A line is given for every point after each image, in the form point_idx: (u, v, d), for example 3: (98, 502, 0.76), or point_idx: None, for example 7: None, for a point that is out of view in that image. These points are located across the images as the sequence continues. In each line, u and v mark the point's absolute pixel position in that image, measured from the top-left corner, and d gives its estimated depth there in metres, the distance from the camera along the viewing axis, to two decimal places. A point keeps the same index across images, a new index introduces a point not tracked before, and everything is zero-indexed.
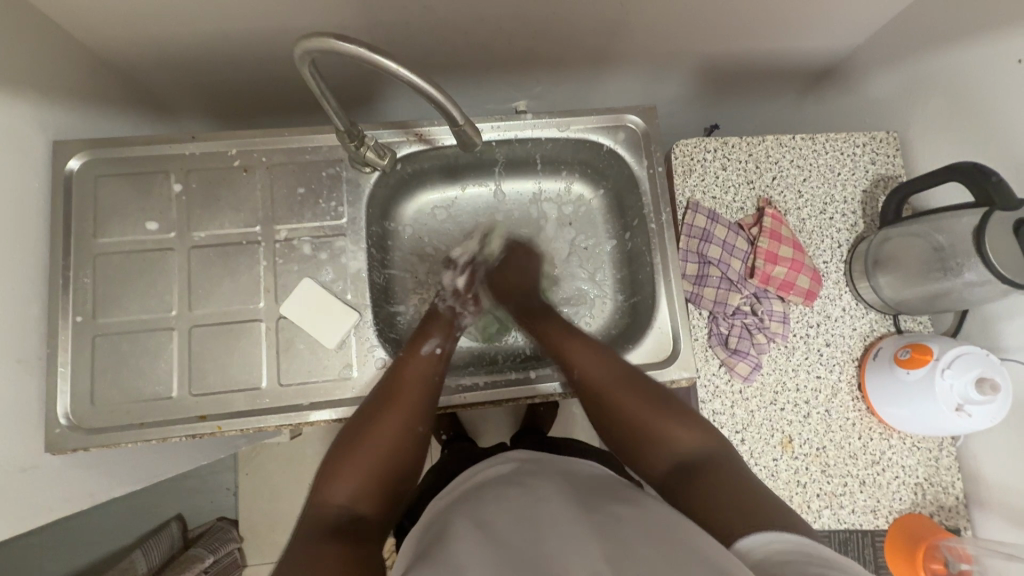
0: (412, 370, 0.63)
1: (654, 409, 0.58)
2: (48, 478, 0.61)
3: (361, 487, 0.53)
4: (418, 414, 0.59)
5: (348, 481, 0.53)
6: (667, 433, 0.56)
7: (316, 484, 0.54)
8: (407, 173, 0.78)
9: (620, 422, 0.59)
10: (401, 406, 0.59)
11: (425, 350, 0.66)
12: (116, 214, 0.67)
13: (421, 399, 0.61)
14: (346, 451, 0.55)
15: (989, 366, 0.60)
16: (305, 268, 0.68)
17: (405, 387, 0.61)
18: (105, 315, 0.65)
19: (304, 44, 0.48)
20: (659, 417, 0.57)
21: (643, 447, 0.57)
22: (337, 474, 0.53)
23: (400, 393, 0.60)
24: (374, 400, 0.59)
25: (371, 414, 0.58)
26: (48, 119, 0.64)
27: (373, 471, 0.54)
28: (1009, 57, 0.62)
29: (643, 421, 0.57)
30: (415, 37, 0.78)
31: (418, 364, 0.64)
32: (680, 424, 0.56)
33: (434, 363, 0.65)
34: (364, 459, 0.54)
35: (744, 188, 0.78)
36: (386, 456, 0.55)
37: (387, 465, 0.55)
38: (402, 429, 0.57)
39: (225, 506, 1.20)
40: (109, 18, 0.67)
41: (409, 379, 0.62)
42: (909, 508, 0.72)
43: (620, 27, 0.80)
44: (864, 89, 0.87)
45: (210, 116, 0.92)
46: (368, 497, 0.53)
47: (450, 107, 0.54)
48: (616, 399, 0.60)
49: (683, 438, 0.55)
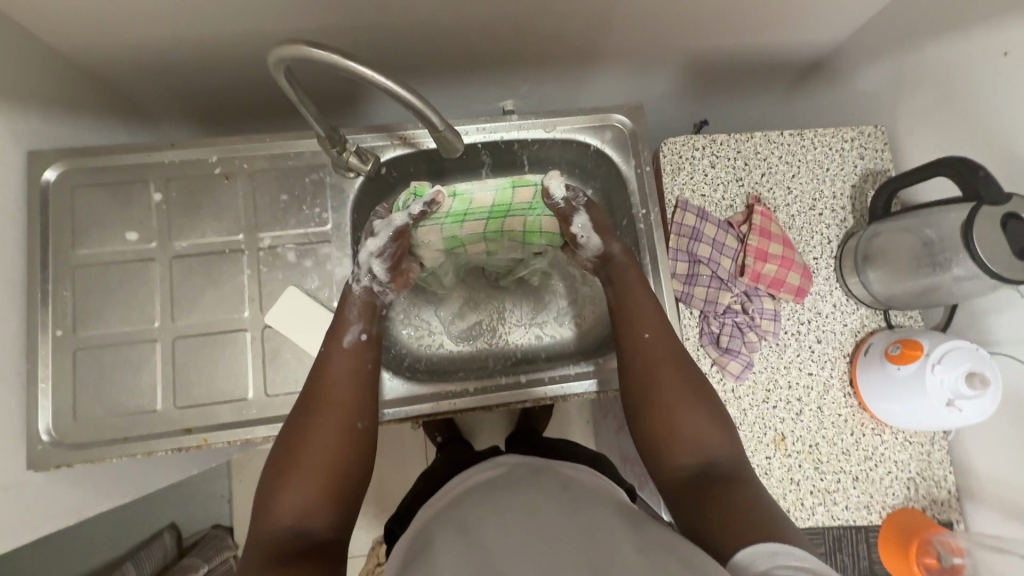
0: (337, 367, 0.60)
1: (697, 401, 0.58)
2: (32, 495, 0.60)
3: (305, 501, 0.51)
4: (351, 411, 0.58)
5: (289, 499, 0.51)
6: (708, 431, 0.56)
7: (258, 512, 0.52)
8: (393, 177, 0.77)
9: (657, 400, 0.59)
10: (330, 407, 0.57)
11: (347, 341, 0.63)
12: (95, 225, 0.66)
13: (351, 397, 0.59)
14: (282, 470, 0.53)
15: (980, 360, 0.60)
16: (290, 276, 0.67)
17: (332, 387, 0.59)
18: (86, 328, 0.63)
19: (279, 52, 0.47)
20: (704, 411, 0.58)
21: (670, 438, 0.56)
22: (276, 495, 0.51)
23: (329, 398, 0.58)
24: (302, 408, 0.58)
25: (301, 421, 0.56)
26: (22, 128, 0.63)
27: (314, 481, 0.52)
28: (996, 51, 0.62)
29: (682, 410, 0.58)
30: (398, 39, 0.76)
31: (343, 357, 0.61)
32: (717, 427, 0.57)
33: (363, 351, 0.63)
34: (300, 474, 0.52)
35: (732, 185, 0.78)
36: (325, 464, 0.54)
37: (329, 472, 0.53)
38: (336, 432, 0.56)
39: (219, 514, 1.20)
40: (83, 24, 0.65)
41: (333, 376, 0.60)
42: (903, 502, 0.72)
43: (606, 25, 0.79)
44: (852, 83, 0.87)
45: (192, 121, 0.91)
46: (316, 509, 0.51)
47: (429, 113, 0.53)
48: (664, 378, 0.60)
49: (715, 443, 0.56)
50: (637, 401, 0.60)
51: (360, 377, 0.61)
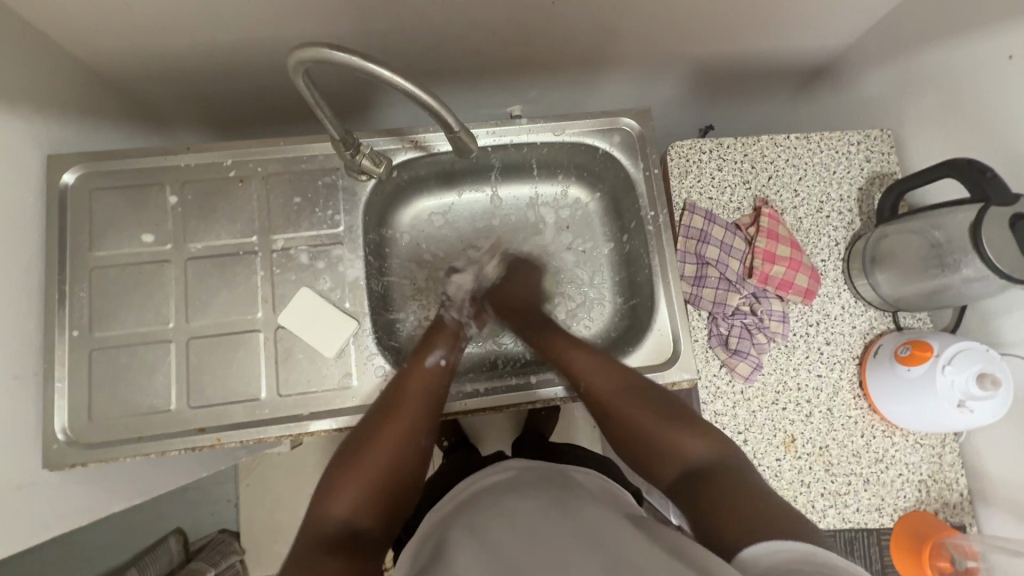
0: (417, 382, 0.63)
1: (664, 419, 0.58)
2: (46, 494, 0.60)
3: (362, 500, 0.53)
4: (420, 426, 0.59)
5: (348, 493, 0.53)
6: (673, 441, 0.56)
7: (316, 497, 0.54)
8: (404, 180, 0.78)
9: (626, 432, 0.60)
10: (405, 420, 0.59)
11: (430, 362, 0.66)
12: (112, 226, 0.67)
13: (425, 413, 0.60)
14: (345, 467, 0.55)
15: (990, 361, 0.60)
16: (302, 277, 0.68)
17: (409, 399, 0.61)
18: (101, 329, 0.64)
19: (299, 54, 0.48)
20: (669, 426, 0.57)
21: (650, 457, 0.57)
22: (336, 486, 0.53)
23: (403, 408, 0.60)
24: (377, 413, 0.59)
25: (373, 426, 0.58)
26: (42, 132, 0.64)
27: (374, 484, 0.54)
28: (1001, 54, 0.63)
29: (649, 430, 0.58)
30: (408, 45, 0.78)
31: (423, 374, 0.64)
32: (687, 436, 0.56)
33: (439, 374, 0.65)
34: (364, 471, 0.54)
35: (740, 188, 0.78)
36: (390, 474, 0.55)
37: (388, 479, 0.55)
38: (405, 440, 0.57)
39: (226, 518, 1.20)
40: (102, 30, 0.67)
41: (413, 390, 0.62)
42: (914, 505, 0.72)
43: (614, 30, 0.80)
44: (857, 87, 0.88)
45: (205, 126, 0.92)
46: (369, 511, 0.53)
47: (445, 114, 0.54)
48: (624, 410, 0.60)
49: (690, 447, 0.55)
50: (614, 437, 0.61)
51: (433, 396, 0.63)
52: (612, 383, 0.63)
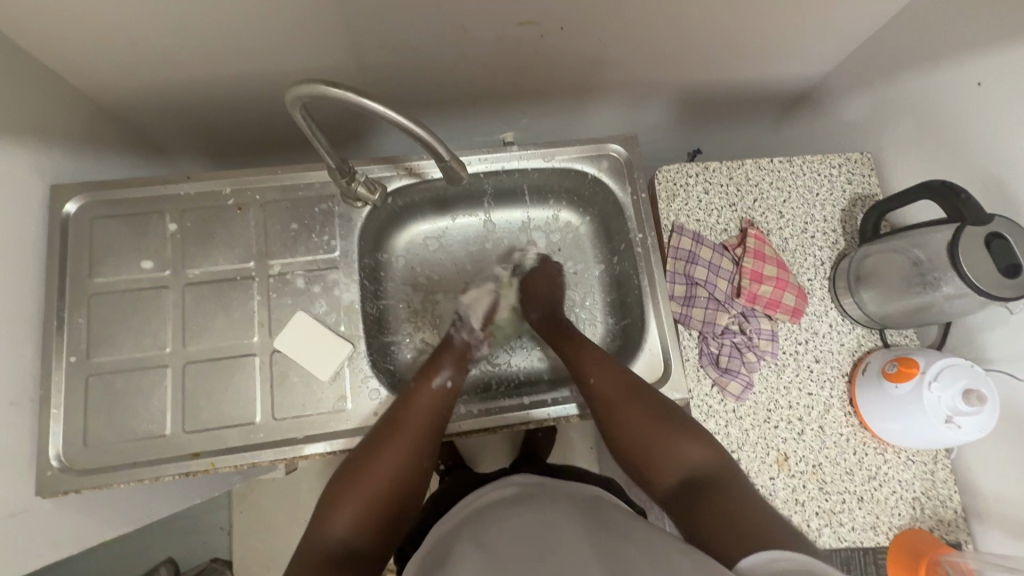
0: (421, 403, 0.64)
1: (665, 426, 0.59)
2: (37, 522, 0.60)
3: (365, 519, 0.53)
4: (420, 448, 0.59)
5: (351, 511, 0.53)
6: (673, 451, 0.57)
7: (318, 512, 0.54)
8: (399, 206, 0.80)
9: (626, 432, 0.61)
10: (408, 438, 0.59)
11: (437, 384, 0.66)
12: (111, 254, 0.68)
13: (426, 433, 0.61)
14: (348, 480, 0.55)
15: (975, 377, 0.61)
16: (298, 301, 0.69)
17: (411, 420, 0.61)
18: (99, 354, 0.65)
19: (296, 90, 0.50)
20: (667, 433, 0.59)
21: (650, 461, 0.58)
22: (337, 501, 0.54)
23: (404, 430, 0.60)
24: (381, 431, 0.60)
25: (378, 441, 0.59)
26: (46, 164, 0.66)
27: (374, 504, 0.54)
28: (970, 81, 0.66)
29: (650, 435, 0.59)
30: (404, 77, 0.81)
31: (427, 397, 0.64)
32: (685, 441, 0.57)
33: (444, 396, 0.66)
34: (366, 488, 0.55)
35: (726, 211, 0.80)
36: (392, 489, 0.56)
37: (389, 499, 0.55)
38: (407, 459, 0.58)
39: (217, 547, 1.18)
40: (106, 65, 0.69)
41: (417, 410, 0.63)
42: (909, 523, 0.72)
43: (600, 61, 0.84)
44: (836, 112, 0.91)
45: (205, 155, 0.95)
46: (371, 529, 0.53)
47: (437, 145, 0.56)
48: (629, 413, 0.61)
49: (687, 452, 0.57)
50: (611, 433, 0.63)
51: (436, 418, 0.63)
52: (616, 390, 0.64)
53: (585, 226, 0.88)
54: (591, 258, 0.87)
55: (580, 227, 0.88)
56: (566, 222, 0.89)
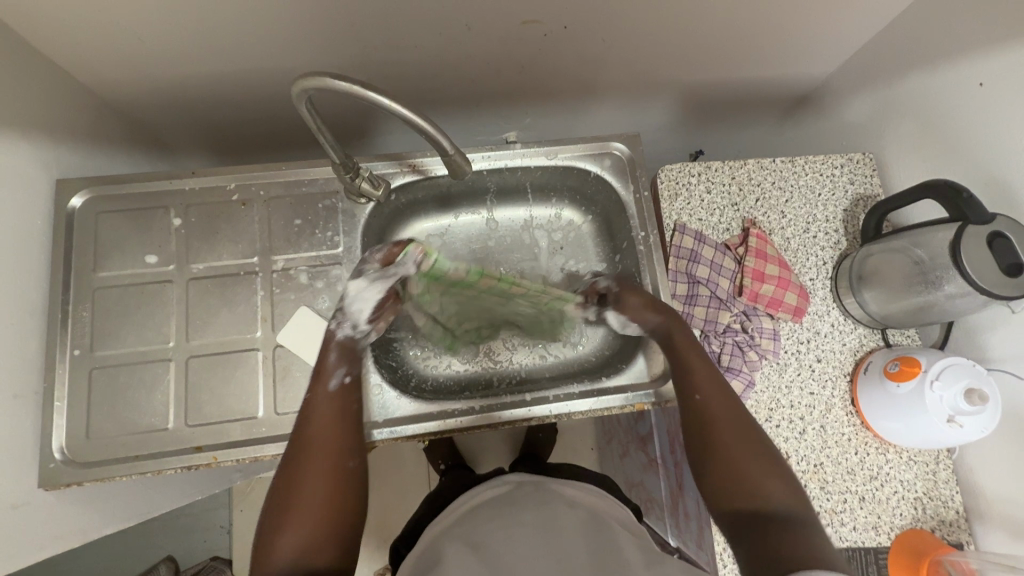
0: (320, 410, 0.58)
1: (757, 456, 0.55)
2: (40, 514, 0.60)
3: (308, 538, 0.49)
4: (337, 451, 0.55)
5: (291, 533, 0.49)
6: (757, 483, 0.53)
7: (258, 547, 0.50)
8: (402, 203, 0.80)
9: (715, 451, 0.56)
10: (320, 449, 0.55)
11: (333, 383, 0.60)
12: (116, 249, 0.68)
13: (329, 436, 0.56)
14: (278, 510, 0.51)
15: (978, 377, 0.61)
16: (301, 297, 0.69)
17: (316, 432, 0.56)
18: (103, 348, 0.65)
19: (302, 83, 0.51)
20: (755, 463, 0.54)
21: (730, 488, 0.54)
22: (276, 531, 0.50)
23: (309, 442, 0.55)
24: (289, 452, 0.55)
25: (292, 463, 0.54)
26: (51, 159, 0.66)
27: (316, 521, 0.50)
28: (972, 81, 0.66)
29: (740, 462, 0.55)
30: (408, 76, 0.81)
31: (323, 401, 0.58)
32: (770, 478, 0.53)
33: (347, 394, 0.60)
34: (301, 510, 0.51)
35: (728, 210, 0.81)
36: (328, 501, 0.52)
37: (327, 510, 0.51)
38: (328, 470, 0.53)
39: (218, 544, 1.18)
40: (113, 61, 0.70)
41: (321, 418, 0.57)
42: (911, 523, 0.71)
43: (604, 60, 0.84)
44: (838, 113, 0.91)
45: (209, 152, 0.95)
46: (318, 546, 0.49)
47: (441, 139, 0.56)
48: (725, 434, 0.57)
49: (770, 487, 0.52)
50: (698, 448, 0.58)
51: (346, 418, 0.58)
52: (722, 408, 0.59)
53: (587, 224, 0.88)
54: (593, 257, 0.87)
55: (582, 225, 0.88)
56: (568, 221, 0.89)
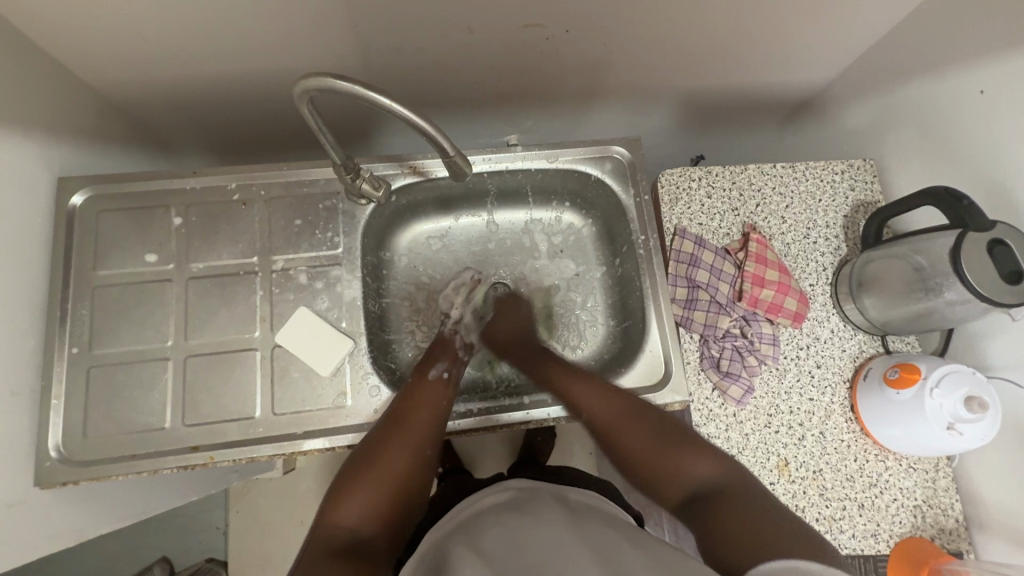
0: (423, 395, 0.63)
1: (666, 443, 0.57)
2: (34, 513, 0.60)
3: (371, 509, 0.53)
4: (427, 433, 0.60)
5: (356, 504, 0.53)
6: (676, 468, 0.55)
7: (325, 504, 0.54)
8: (403, 205, 0.80)
9: (629, 453, 0.59)
10: (411, 433, 0.59)
11: (432, 374, 0.67)
12: (115, 247, 0.68)
13: (430, 428, 0.60)
14: (352, 475, 0.55)
15: (977, 384, 0.61)
16: (300, 298, 0.69)
17: (412, 415, 0.61)
18: (100, 346, 0.65)
19: (304, 85, 0.51)
20: (668, 448, 0.57)
21: (656, 482, 0.56)
22: (344, 496, 0.54)
23: (408, 420, 0.60)
24: (383, 425, 0.60)
25: (383, 433, 0.59)
26: (52, 156, 0.67)
27: (386, 489, 0.54)
28: (974, 88, 0.66)
29: (652, 457, 0.57)
30: (410, 78, 0.82)
31: (426, 389, 0.64)
32: (690, 458, 0.56)
33: (440, 388, 0.66)
34: (375, 478, 0.54)
35: (729, 215, 0.81)
36: (401, 476, 0.56)
37: (403, 482, 0.56)
38: (410, 455, 0.57)
39: (214, 546, 1.17)
40: (115, 60, 0.70)
41: (420, 403, 0.63)
42: (910, 531, 0.71)
43: (606, 65, 0.84)
44: (839, 120, 0.92)
45: (210, 152, 0.95)
46: (375, 521, 0.53)
47: (441, 139, 0.56)
48: (623, 437, 0.60)
49: (692, 466, 0.55)
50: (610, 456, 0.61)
51: (437, 410, 0.63)
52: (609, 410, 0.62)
53: (588, 229, 0.88)
54: (594, 260, 0.87)
55: (583, 229, 0.88)
56: (569, 225, 0.89)
